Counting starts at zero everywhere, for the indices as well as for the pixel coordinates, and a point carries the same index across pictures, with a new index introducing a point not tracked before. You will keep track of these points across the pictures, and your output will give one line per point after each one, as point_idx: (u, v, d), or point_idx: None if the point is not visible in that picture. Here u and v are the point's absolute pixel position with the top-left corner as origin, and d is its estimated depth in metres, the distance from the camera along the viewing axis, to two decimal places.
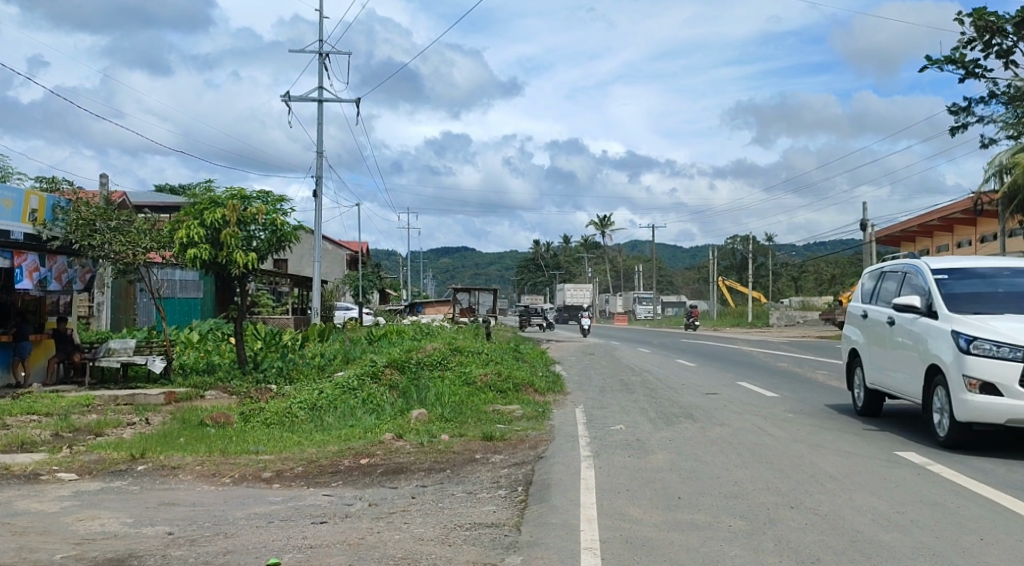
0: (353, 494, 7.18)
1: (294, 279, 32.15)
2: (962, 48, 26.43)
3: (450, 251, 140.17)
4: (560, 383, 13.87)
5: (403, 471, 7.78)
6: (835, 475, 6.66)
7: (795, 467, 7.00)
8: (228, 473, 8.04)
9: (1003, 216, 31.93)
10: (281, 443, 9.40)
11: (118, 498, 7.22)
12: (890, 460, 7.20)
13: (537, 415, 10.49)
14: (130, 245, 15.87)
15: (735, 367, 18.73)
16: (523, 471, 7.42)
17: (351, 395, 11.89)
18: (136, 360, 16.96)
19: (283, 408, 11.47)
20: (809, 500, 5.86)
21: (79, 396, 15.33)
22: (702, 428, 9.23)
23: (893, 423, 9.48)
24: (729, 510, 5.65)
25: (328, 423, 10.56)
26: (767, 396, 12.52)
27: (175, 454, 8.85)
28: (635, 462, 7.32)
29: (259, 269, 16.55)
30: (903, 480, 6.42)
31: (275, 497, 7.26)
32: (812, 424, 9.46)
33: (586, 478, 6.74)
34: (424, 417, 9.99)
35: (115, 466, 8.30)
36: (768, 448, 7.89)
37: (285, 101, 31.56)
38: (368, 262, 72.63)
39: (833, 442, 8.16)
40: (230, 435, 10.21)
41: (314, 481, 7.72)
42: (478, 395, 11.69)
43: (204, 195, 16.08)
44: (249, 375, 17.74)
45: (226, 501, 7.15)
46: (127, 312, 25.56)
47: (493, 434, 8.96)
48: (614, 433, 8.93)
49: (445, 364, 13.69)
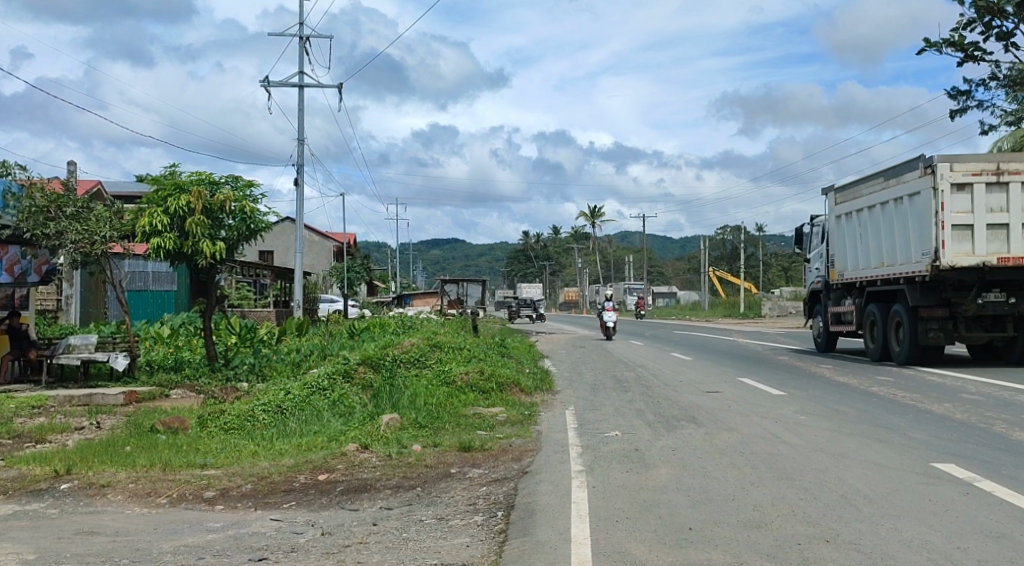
0: (306, 519, 6.15)
1: (276, 270, 30.95)
2: (962, 30, 25.41)
3: (440, 242, 138.72)
4: (548, 381, 12.83)
5: (367, 490, 6.76)
6: (871, 495, 5.70)
7: (821, 485, 6.01)
8: (165, 493, 6.97)
9: None
10: (234, 454, 8.32)
11: (29, 526, 6.15)
12: (930, 475, 6.23)
13: (522, 420, 9.44)
14: (87, 233, 14.61)
15: (736, 362, 17.73)
16: (504, 491, 6.38)
17: (321, 397, 10.82)
18: (96, 357, 15.78)
19: (244, 411, 10.38)
20: (847, 532, 4.93)
21: (32, 396, 14.20)
22: (707, 433, 8.26)
23: (919, 426, 8.54)
24: (754, 545, 4.70)
25: (289, 429, 9.52)
26: (773, 395, 11.55)
27: (108, 469, 7.72)
28: (633, 479, 6.30)
29: (227, 260, 15.43)
30: (953, 503, 5.49)
31: (215, 523, 6.19)
32: (829, 428, 8.52)
33: (577, 502, 5.72)
34: (396, 423, 8.96)
35: (35, 485, 7.20)
36: (786, 460, 6.87)
37: (264, 86, 30.36)
38: (356, 253, 71.23)
39: (857, 451, 7.20)
40: (180, 444, 9.12)
41: (263, 502, 6.67)
42: (457, 396, 10.65)
43: (167, 180, 14.90)
44: (218, 373, 16.66)
45: (155, 529, 6.08)
46: (96, 305, 24.30)
47: (471, 444, 7.91)
48: (608, 442, 7.89)
49: (423, 362, 12.63)
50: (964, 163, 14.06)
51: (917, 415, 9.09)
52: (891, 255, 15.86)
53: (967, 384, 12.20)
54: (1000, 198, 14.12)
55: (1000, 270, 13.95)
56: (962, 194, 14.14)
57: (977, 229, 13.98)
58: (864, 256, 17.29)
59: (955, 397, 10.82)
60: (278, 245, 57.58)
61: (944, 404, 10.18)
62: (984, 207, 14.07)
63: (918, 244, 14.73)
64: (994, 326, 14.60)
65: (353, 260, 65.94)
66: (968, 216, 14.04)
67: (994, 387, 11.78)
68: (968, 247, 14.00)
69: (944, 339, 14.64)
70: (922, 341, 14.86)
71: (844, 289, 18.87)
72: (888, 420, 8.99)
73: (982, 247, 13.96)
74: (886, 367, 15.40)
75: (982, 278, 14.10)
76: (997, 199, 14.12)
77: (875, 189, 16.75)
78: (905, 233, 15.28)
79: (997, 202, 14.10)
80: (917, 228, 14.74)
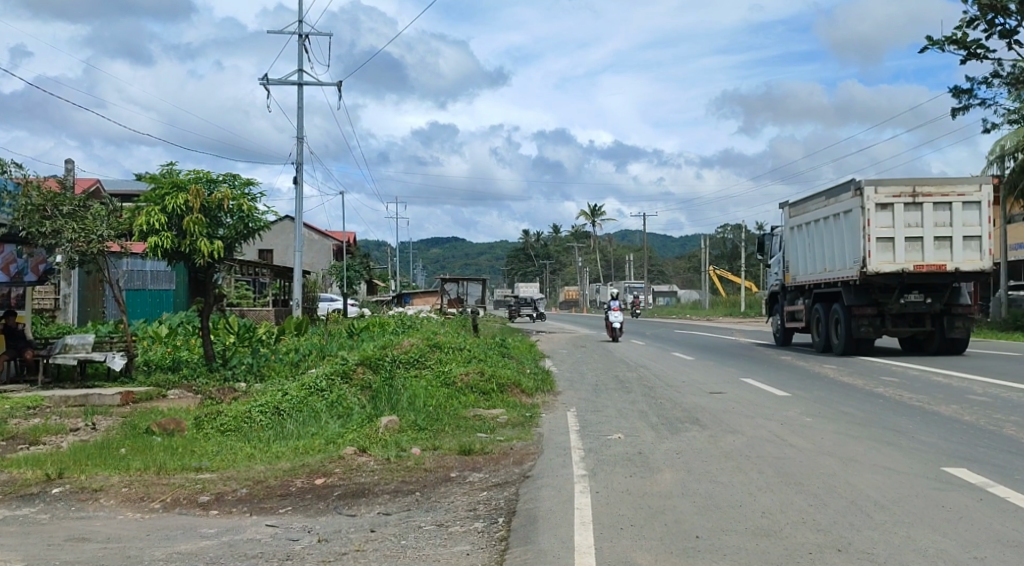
0: (302, 525, 6.00)
1: (274, 269, 30.78)
2: (964, 28, 25.26)
3: (440, 241, 138.46)
4: (549, 381, 12.69)
5: (365, 495, 6.60)
6: (881, 501, 5.56)
7: (830, 490, 5.86)
8: (159, 497, 6.81)
9: (1006, 202, 31.04)
10: (230, 457, 8.16)
11: (18, 532, 5.99)
12: (941, 480, 6.09)
13: (523, 422, 9.29)
14: (84, 232, 14.43)
15: (737, 362, 17.57)
16: (505, 496, 6.23)
17: (319, 398, 10.66)
18: (93, 357, 15.63)
19: (241, 413, 10.23)
20: (859, 541, 4.78)
21: (28, 397, 14.06)
22: (711, 435, 8.12)
23: (927, 429, 8.39)
24: (763, 555, 4.56)
25: (287, 431, 9.37)
26: (778, 396, 11.39)
27: (101, 473, 7.56)
28: (637, 484, 6.15)
29: (225, 259, 15.27)
30: (967, 510, 5.34)
31: (209, 529, 6.04)
32: (834, 430, 8.37)
33: (580, 508, 5.56)
34: (395, 426, 8.81)
35: (26, 489, 7.05)
36: (793, 464, 6.71)
37: (263, 84, 30.19)
38: (356, 252, 71.05)
39: (866, 455, 7.05)
40: (175, 446, 8.98)
41: (258, 507, 6.52)
42: (457, 398, 10.49)
43: (164, 178, 14.73)
44: (216, 373, 16.51)
45: (147, 536, 5.92)
46: (94, 304, 24.16)
47: (471, 447, 7.76)
48: (611, 445, 7.74)
49: (423, 362, 12.48)
50: (887, 186, 16.57)
51: (925, 419, 8.93)
52: (827, 262, 18.57)
53: (973, 385, 12.05)
54: (917, 215, 16.55)
55: (918, 274, 16.46)
56: (885, 212, 16.63)
57: (897, 241, 16.49)
58: (809, 263, 19.83)
59: (962, 398, 10.67)
60: (277, 244, 57.44)
61: (951, 406, 10.02)
62: (904, 222, 16.54)
63: (851, 253, 17.24)
64: (916, 321, 17.11)
65: (353, 259, 65.74)
66: (888, 230, 16.54)
67: (1001, 388, 11.61)
68: (889, 256, 16.52)
69: (873, 333, 17.15)
70: (857, 336, 17.28)
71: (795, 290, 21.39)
72: (895, 423, 8.83)
73: (902, 255, 16.44)
74: (890, 367, 15.29)
75: (903, 280, 16.63)
76: (915, 215, 16.56)
77: (818, 205, 19.35)
78: (841, 243, 17.80)
79: (915, 218, 16.54)
80: (849, 239, 17.27)
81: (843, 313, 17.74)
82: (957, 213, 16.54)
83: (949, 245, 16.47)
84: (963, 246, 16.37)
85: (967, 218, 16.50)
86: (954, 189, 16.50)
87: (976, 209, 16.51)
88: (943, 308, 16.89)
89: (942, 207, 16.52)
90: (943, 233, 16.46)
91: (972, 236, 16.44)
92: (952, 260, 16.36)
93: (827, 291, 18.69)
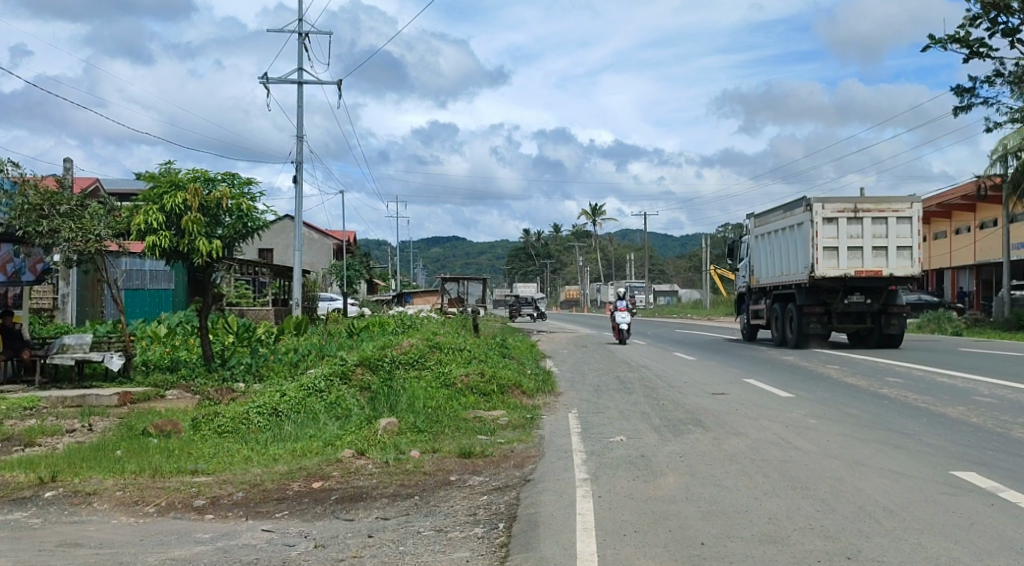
0: (298, 530, 5.89)
1: (274, 268, 30.65)
2: (966, 27, 25.12)
3: (440, 240, 138.31)
4: (550, 381, 12.58)
5: (363, 498, 6.49)
6: (891, 507, 5.44)
7: (838, 495, 5.74)
8: (154, 501, 6.70)
9: (1008, 202, 30.89)
10: (227, 460, 8.05)
11: (8, 537, 5.88)
12: (951, 485, 5.96)
13: (524, 424, 9.17)
14: (82, 232, 14.30)
15: (739, 362, 17.45)
16: (506, 501, 6.11)
17: (318, 399, 10.55)
18: (91, 357, 15.52)
19: (239, 414, 10.11)
20: (869, 548, 4.66)
21: (24, 397, 13.93)
22: (714, 438, 8.01)
23: (934, 431, 8.26)
24: (770, 562, 4.44)
25: (285, 433, 9.24)
26: (780, 396, 11.28)
27: (95, 476, 7.44)
28: (640, 488, 6.03)
29: (224, 259, 15.15)
30: (979, 516, 5.21)
31: (204, 534, 5.92)
32: (839, 432, 8.25)
33: (582, 514, 5.45)
34: (394, 428, 8.70)
35: (17, 493, 6.93)
36: (799, 468, 6.60)
37: (263, 83, 30.07)
38: (357, 252, 70.98)
39: (872, 458, 6.94)
40: (171, 448, 8.85)
41: (254, 511, 6.41)
42: (457, 399, 10.39)
43: (163, 176, 14.61)
44: (214, 373, 16.40)
45: (141, 541, 5.80)
46: (93, 304, 24.05)
47: (472, 450, 7.64)
48: (612, 447, 7.62)
49: (423, 363, 12.37)
50: (831, 203, 18.96)
51: (933, 420, 8.81)
52: (786, 267, 20.69)
53: (979, 386, 11.91)
54: (858, 227, 18.83)
55: (858, 278, 18.82)
56: (831, 224, 18.92)
57: (841, 249, 18.74)
58: (769, 268, 21.97)
59: (967, 400, 10.54)
60: (278, 243, 57.37)
61: (958, 407, 9.88)
62: (846, 234, 18.83)
63: (802, 260, 19.52)
64: (858, 318, 19.56)
65: (353, 259, 65.62)
66: (833, 240, 18.79)
67: (1008, 389, 11.49)
68: (834, 262, 18.76)
69: (822, 329, 19.59)
70: (807, 330, 19.72)
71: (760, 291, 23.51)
72: (900, 425, 8.73)
73: (844, 262, 18.73)
74: (894, 368, 15.18)
75: (846, 283, 19.04)
76: (855, 228, 18.86)
77: (776, 217, 21.56)
78: (795, 251, 20.05)
79: (856, 230, 18.83)
80: (800, 248, 19.52)
81: (796, 310, 20.14)
82: (892, 226, 18.82)
83: (885, 253, 18.69)
84: (896, 255, 18.61)
85: (901, 231, 18.74)
86: (889, 206, 18.80)
87: (908, 223, 18.78)
88: (881, 307, 19.38)
89: (879, 221, 18.76)
90: (880, 243, 18.69)
91: (905, 246, 18.66)
92: (888, 267, 18.60)
93: (781, 293, 21.06)
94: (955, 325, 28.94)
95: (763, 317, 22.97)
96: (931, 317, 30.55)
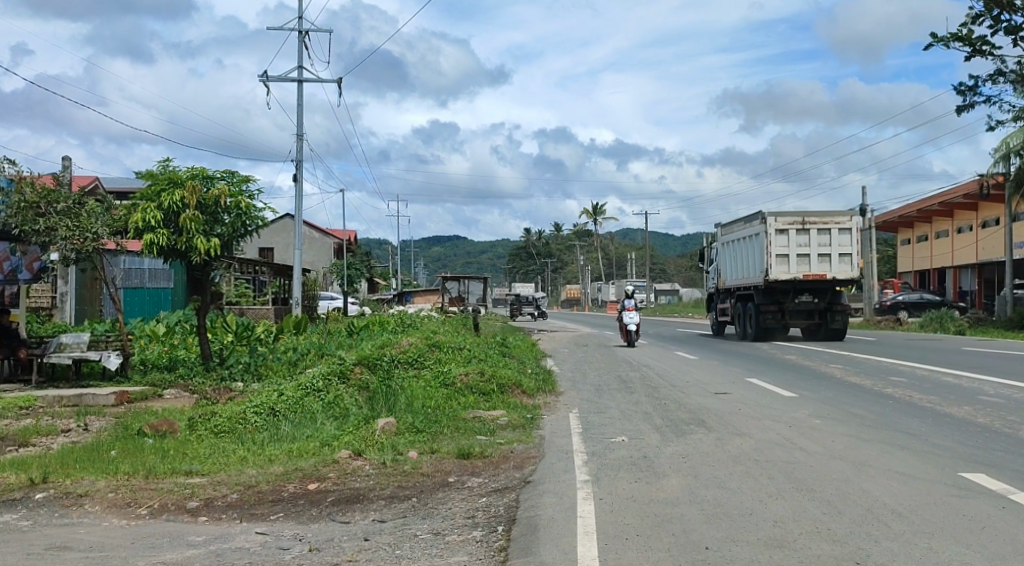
0: (293, 533, 5.76)
1: (273, 267, 30.48)
2: (969, 24, 24.93)
3: (441, 239, 138.03)
4: (551, 381, 12.42)
5: (359, 500, 6.36)
6: (900, 509, 5.31)
7: (845, 498, 5.61)
8: (146, 502, 6.57)
9: (1012, 200, 30.69)
10: (222, 460, 7.92)
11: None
12: (961, 487, 5.83)
13: (524, 424, 9.04)
14: (79, 230, 14.18)
15: (740, 361, 17.29)
16: (505, 503, 5.98)
17: (316, 399, 10.41)
18: (88, 356, 15.37)
19: (236, 414, 9.98)
20: (878, 552, 4.53)
21: (20, 397, 13.78)
22: (717, 439, 7.87)
23: (942, 432, 8.10)
24: None
25: (282, 433, 9.10)
26: (783, 396, 11.13)
27: (87, 477, 7.31)
28: (642, 490, 5.90)
29: (222, 257, 15.01)
30: (990, 520, 5.08)
31: (197, 537, 5.79)
32: (844, 433, 8.10)
33: (583, 517, 5.32)
34: (392, 428, 8.57)
35: (8, 495, 6.80)
36: (805, 470, 6.46)
37: (263, 81, 29.91)
38: (357, 251, 70.72)
39: (879, 459, 6.80)
40: (166, 448, 8.73)
41: (249, 513, 6.28)
42: (457, 399, 10.26)
43: (161, 174, 14.50)
44: (213, 373, 16.25)
45: (132, 544, 5.68)
46: (92, 303, 23.92)
47: (470, 451, 7.51)
48: (613, 448, 7.48)
49: (422, 363, 12.23)
50: (784, 216, 21.32)
51: (940, 421, 8.67)
52: (744, 272, 23.16)
53: (985, 386, 11.76)
54: (805, 238, 21.23)
55: (807, 280, 21.19)
56: (783, 235, 21.30)
57: (790, 256, 21.18)
58: (734, 271, 24.07)
59: (973, 400, 10.39)
60: (278, 242, 57.20)
61: (965, 407, 9.72)
62: (796, 243, 21.22)
63: (758, 266, 21.96)
64: (808, 314, 21.88)
65: (353, 258, 65.35)
66: (784, 248, 21.21)
67: (1014, 389, 11.33)
68: (784, 267, 21.19)
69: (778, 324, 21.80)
70: (764, 326, 21.91)
71: (726, 291, 25.88)
72: (906, 425, 8.58)
73: (794, 267, 21.13)
74: (898, 367, 15.03)
75: (797, 284, 21.38)
76: (804, 238, 21.25)
77: (737, 226, 23.89)
78: (752, 258, 22.50)
79: (803, 240, 21.24)
80: (757, 255, 21.80)
81: (754, 310, 22.32)
82: (836, 237, 21.14)
83: (829, 260, 21.09)
84: (839, 261, 20.99)
85: (843, 241, 21.10)
86: (832, 220, 21.20)
87: (849, 234, 21.13)
88: (827, 305, 21.76)
89: (824, 232, 21.12)
90: (824, 250, 21.11)
91: (847, 253, 21.05)
92: (831, 271, 21.04)
93: (742, 293, 23.30)
94: (958, 324, 28.74)
95: (730, 315, 25.18)
96: (934, 316, 30.34)
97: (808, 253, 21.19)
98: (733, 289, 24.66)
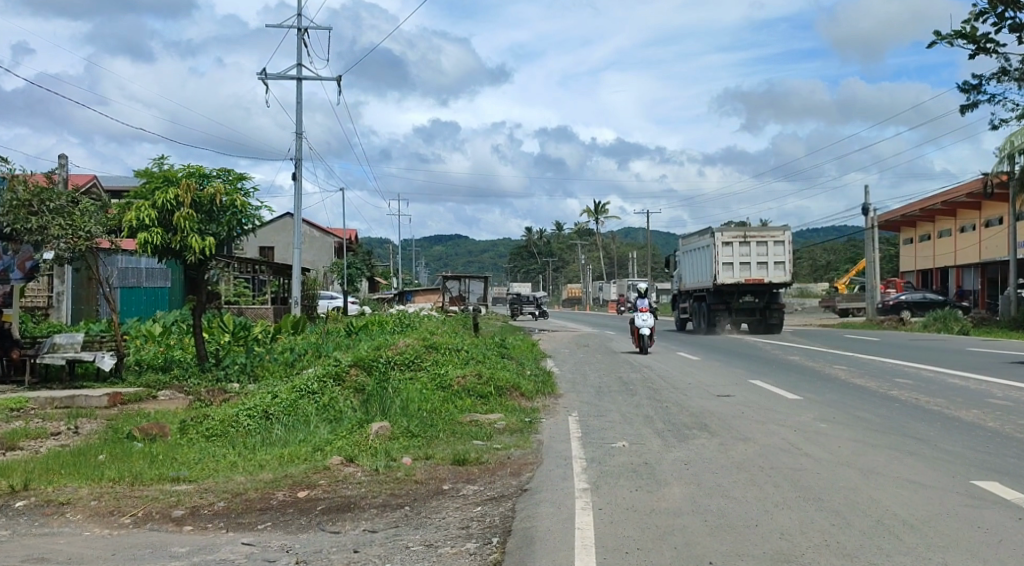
0: (280, 544, 5.54)
1: (272, 266, 30.23)
2: (972, 23, 24.73)
3: (442, 238, 137.78)
4: (551, 383, 12.21)
5: (350, 509, 6.15)
6: (913, 521, 5.08)
7: (854, 508, 5.38)
8: (130, 511, 6.35)
9: (1016, 200, 30.45)
10: (211, 466, 7.70)
11: None
12: (975, 497, 5.60)
13: (522, 428, 8.83)
14: (71, 229, 13.95)
15: (742, 361, 17.09)
16: (501, 512, 5.76)
17: (310, 402, 10.20)
18: (82, 357, 15.15)
19: (228, 416, 9.78)
20: None
21: (13, 398, 13.55)
22: (720, 444, 7.66)
23: (951, 436, 7.90)
24: None
25: (274, 438, 8.88)
26: (787, 398, 10.94)
27: (70, 484, 7.09)
28: (643, 500, 5.67)
29: (217, 256, 14.79)
30: (1007, 532, 4.85)
31: (181, 548, 5.57)
32: (850, 438, 7.89)
33: (581, 528, 5.10)
34: (386, 432, 8.36)
35: None
36: (811, 477, 6.24)
37: (262, 79, 29.71)
38: (357, 250, 70.32)
39: (888, 466, 6.58)
40: (156, 453, 8.50)
41: (236, 522, 6.06)
42: (454, 402, 10.05)
43: (156, 172, 14.28)
44: (208, 373, 16.06)
45: (113, 555, 5.45)
46: (88, 302, 23.67)
47: (466, 457, 7.28)
48: (613, 454, 7.26)
49: (418, 364, 12.01)
50: (728, 230, 24.37)
51: (950, 425, 8.45)
52: (698, 276, 26.02)
53: (992, 388, 11.56)
54: (747, 248, 24.39)
55: (748, 284, 24.51)
56: (728, 246, 24.35)
57: (734, 265, 24.31)
58: (691, 276, 26.99)
59: (982, 402, 10.19)
60: (278, 241, 56.91)
61: (972, 410, 9.52)
62: (739, 254, 24.32)
63: (707, 273, 25.13)
64: (750, 312, 25.16)
65: (353, 257, 64.99)
66: (729, 258, 24.28)
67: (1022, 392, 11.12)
68: (730, 273, 24.35)
69: (724, 322, 25.07)
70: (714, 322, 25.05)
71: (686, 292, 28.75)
72: (913, 429, 8.38)
73: (736, 273, 24.34)
74: (904, 368, 14.81)
75: (740, 288, 24.64)
76: (746, 249, 24.39)
77: (694, 236, 26.53)
78: (705, 264, 25.36)
79: (745, 251, 24.38)
80: (706, 262, 24.85)
81: (706, 308, 25.47)
82: (771, 248, 24.44)
83: (766, 267, 24.43)
84: (773, 267, 24.35)
85: (778, 251, 24.41)
86: (770, 234, 24.39)
87: (782, 245, 24.43)
88: (766, 304, 25.08)
89: (762, 244, 24.40)
90: (762, 259, 24.41)
91: (781, 261, 24.37)
92: (767, 276, 24.39)
93: (697, 295, 26.37)
94: (962, 324, 28.53)
95: (688, 314, 28.20)
96: (937, 316, 30.11)
97: (749, 262, 24.39)
98: (688, 290, 27.95)
